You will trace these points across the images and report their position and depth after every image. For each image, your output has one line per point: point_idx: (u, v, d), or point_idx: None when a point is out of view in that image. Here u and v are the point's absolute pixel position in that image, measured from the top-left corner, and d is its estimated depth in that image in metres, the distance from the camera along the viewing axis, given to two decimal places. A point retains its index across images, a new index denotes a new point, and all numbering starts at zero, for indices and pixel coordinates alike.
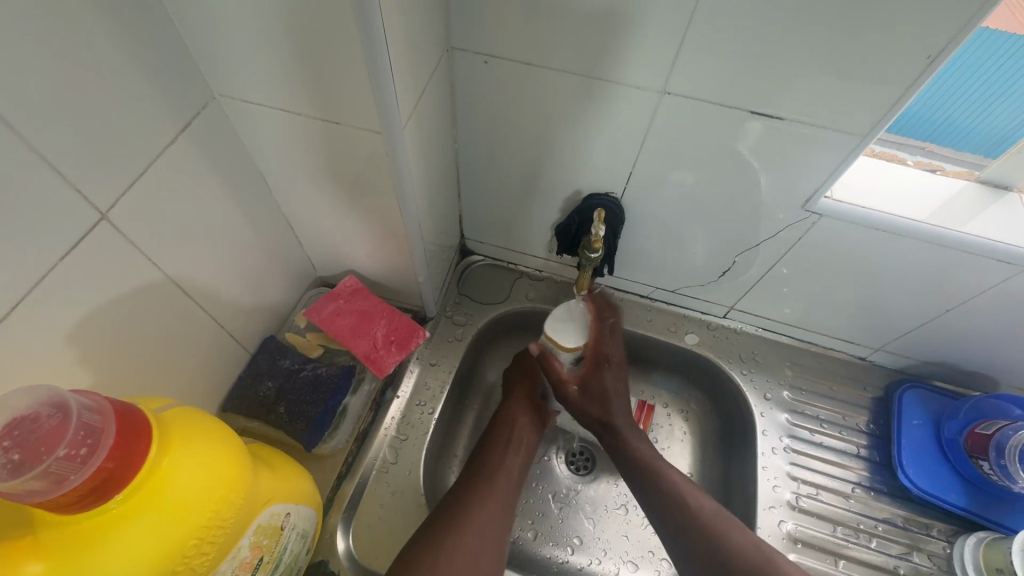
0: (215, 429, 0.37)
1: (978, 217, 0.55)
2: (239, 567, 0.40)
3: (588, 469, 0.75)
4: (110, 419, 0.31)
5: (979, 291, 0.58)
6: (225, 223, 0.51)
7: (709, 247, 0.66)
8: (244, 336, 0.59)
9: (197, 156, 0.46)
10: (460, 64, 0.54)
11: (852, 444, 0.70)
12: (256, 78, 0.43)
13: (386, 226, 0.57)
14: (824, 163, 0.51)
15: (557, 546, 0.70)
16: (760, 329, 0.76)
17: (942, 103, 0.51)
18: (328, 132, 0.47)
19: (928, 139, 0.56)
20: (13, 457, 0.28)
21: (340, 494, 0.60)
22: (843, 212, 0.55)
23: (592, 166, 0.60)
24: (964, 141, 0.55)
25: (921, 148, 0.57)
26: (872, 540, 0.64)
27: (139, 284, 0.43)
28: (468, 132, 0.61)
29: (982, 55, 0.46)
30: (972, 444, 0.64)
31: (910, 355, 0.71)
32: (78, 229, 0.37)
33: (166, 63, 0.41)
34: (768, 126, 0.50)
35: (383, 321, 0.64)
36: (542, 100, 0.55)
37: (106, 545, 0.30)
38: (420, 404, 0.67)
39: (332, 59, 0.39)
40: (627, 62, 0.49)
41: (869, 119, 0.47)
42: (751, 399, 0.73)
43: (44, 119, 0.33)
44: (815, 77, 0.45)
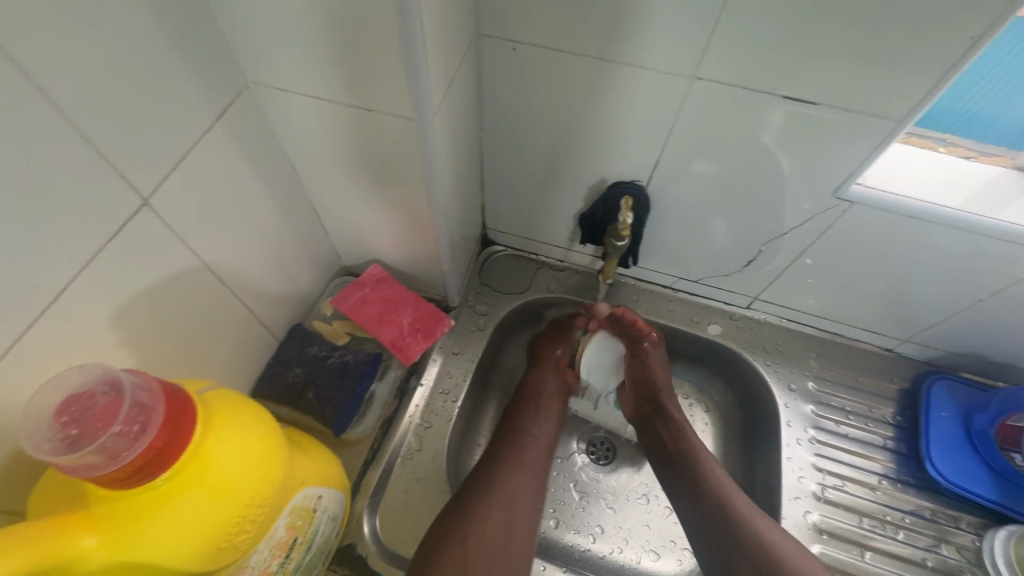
0: (255, 411, 0.38)
1: (1014, 204, 0.54)
2: (275, 546, 0.41)
3: (610, 458, 0.76)
4: (160, 398, 0.31)
5: (1015, 280, 0.57)
6: (257, 211, 0.52)
7: (735, 237, 0.65)
8: (273, 324, 0.60)
9: (230, 145, 0.46)
10: (487, 52, 0.54)
11: (878, 436, 0.69)
12: (289, 65, 0.43)
13: (413, 214, 0.57)
14: (858, 150, 0.50)
15: (579, 534, 0.70)
16: (784, 320, 0.76)
17: (975, 92, 0.50)
18: (359, 119, 0.47)
19: (951, 130, 0.54)
20: (71, 432, 0.29)
21: (367, 480, 0.60)
22: (875, 199, 0.54)
23: (618, 154, 0.60)
24: (990, 133, 0.53)
25: (945, 139, 0.55)
26: (899, 532, 0.64)
27: (175, 271, 0.44)
28: (493, 120, 0.61)
29: (1019, 43, 0.44)
30: (1004, 436, 0.63)
31: (939, 346, 0.70)
32: (120, 216, 0.38)
33: (202, 51, 0.41)
34: (801, 112, 0.49)
35: (408, 310, 0.65)
36: (570, 87, 0.54)
37: (155, 520, 0.31)
38: (444, 392, 0.67)
39: (366, 46, 0.40)
40: (658, 47, 0.48)
41: (908, 104, 0.45)
42: (775, 390, 0.72)
43: (89, 106, 0.33)
44: (852, 60, 0.44)
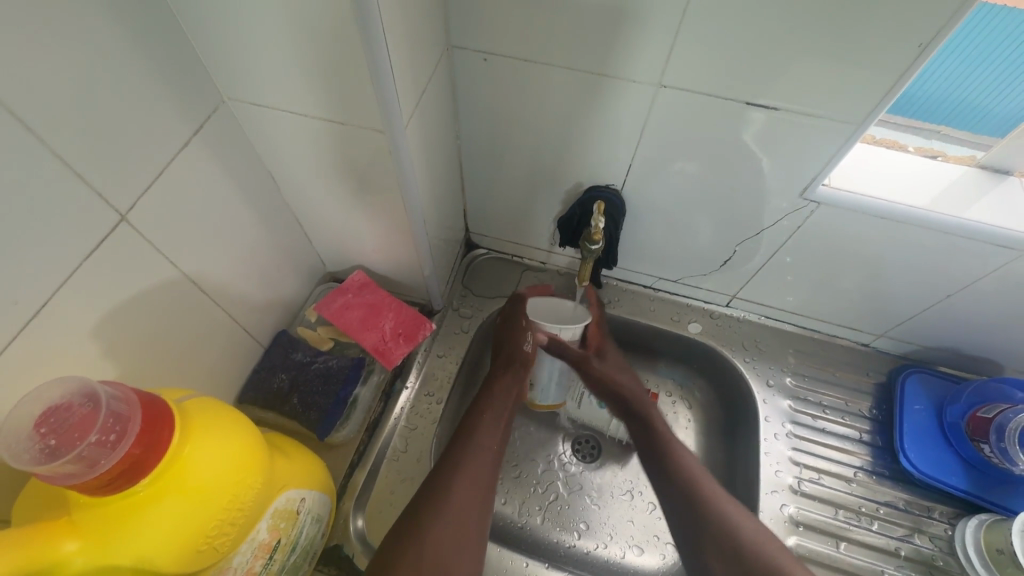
0: (233, 418, 0.39)
1: (978, 202, 0.55)
2: (258, 548, 0.42)
3: (594, 456, 0.77)
4: (136, 407, 0.33)
5: (980, 275, 0.58)
6: (237, 221, 0.53)
7: (709, 237, 0.67)
8: (258, 331, 0.61)
9: (209, 158, 0.48)
10: (460, 62, 0.55)
11: (855, 430, 0.71)
12: (263, 81, 0.45)
13: (392, 221, 0.59)
14: (821, 151, 0.52)
15: (564, 531, 0.71)
16: (763, 317, 0.77)
17: (951, 81, 0.50)
18: (333, 131, 0.48)
19: (944, 122, 0.55)
20: (49, 443, 0.30)
21: (353, 482, 0.62)
22: (842, 199, 0.56)
23: (592, 159, 0.61)
24: (982, 122, 0.54)
25: (936, 132, 0.56)
26: (874, 522, 0.65)
27: (158, 281, 0.45)
28: (469, 127, 0.63)
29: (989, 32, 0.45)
30: (973, 427, 0.65)
31: (912, 340, 0.71)
32: (101, 231, 0.39)
33: (178, 69, 0.42)
34: (765, 115, 0.51)
35: (391, 314, 0.66)
36: (541, 95, 0.56)
37: (135, 524, 0.32)
38: (428, 394, 0.69)
39: (334, 62, 0.41)
40: (622, 56, 0.50)
41: (864, 107, 0.47)
42: (754, 386, 0.74)
43: (66, 128, 0.35)
44: (807, 67, 0.46)
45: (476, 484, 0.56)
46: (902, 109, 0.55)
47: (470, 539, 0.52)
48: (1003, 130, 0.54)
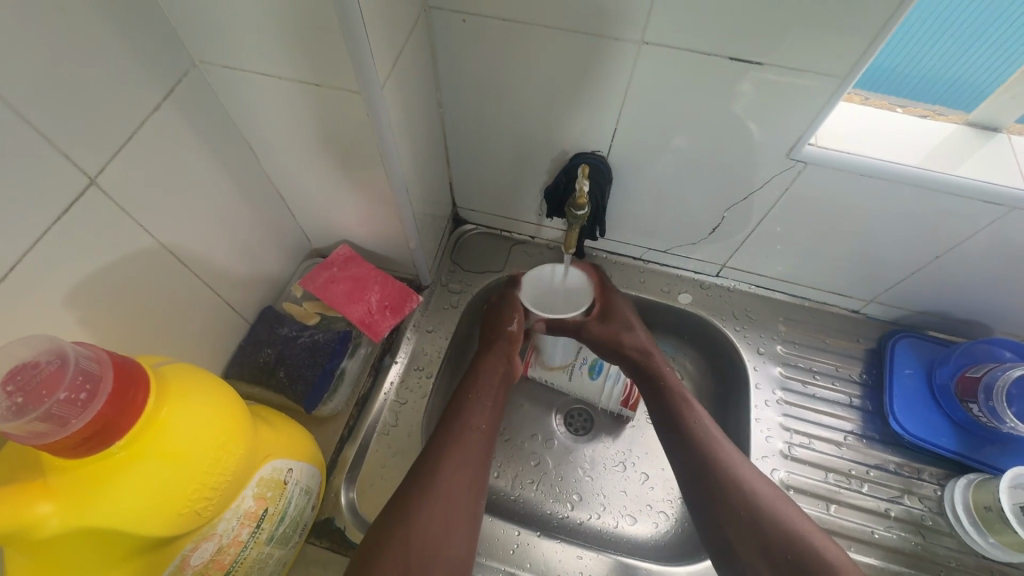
0: (213, 383, 0.39)
1: (968, 159, 0.54)
2: (244, 516, 0.42)
3: (587, 429, 0.77)
4: (108, 367, 0.32)
5: (970, 234, 0.58)
6: (214, 193, 0.52)
7: (698, 204, 0.66)
8: (242, 306, 0.60)
9: (182, 125, 0.46)
10: (439, 24, 0.54)
11: (845, 395, 0.71)
12: (233, 42, 0.43)
13: (374, 192, 0.58)
14: (807, 108, 0.51)
15: (556, 502, 0.72)
16: (753, 286, 0.77)
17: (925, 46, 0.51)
18: (308, 95, 0.47)
19: (935, 101, 0.57)
20: (16, 400, 0.29)
21: (343, 456, 0.61)
22: (829, 159, 0.55)
23: (577, 125, 0.60)
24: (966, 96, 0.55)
25: (930, 112, 0.58)
26: (864, 485, 0.66)
27: (133, 251, 0.44)
28: (452, 95, 0.61)
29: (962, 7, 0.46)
30: (962, 388, 0.65)
31: (903, 305, 0.71)
32: (70, 196, 0.38)
33: (142, 30, 0.41)
34: (750, 73, 0.49)
35: (377, 287, 0.65)
36: (522, 58, 0.54)
37: (112, 486, 0.32)
38: (418, 369, 0.68)
39: (304, 17, 0.40)
40: (604, 13, 0.48)
41: (850, 59, 0.46)
42: (744, 355, 0.74)
43: (24, 85, 0.34)
44: (792, 18, 0.44)
45: (464, 467, 0.56)
46: (894, 90, 0.56)
47: (458, 521, 0.52)
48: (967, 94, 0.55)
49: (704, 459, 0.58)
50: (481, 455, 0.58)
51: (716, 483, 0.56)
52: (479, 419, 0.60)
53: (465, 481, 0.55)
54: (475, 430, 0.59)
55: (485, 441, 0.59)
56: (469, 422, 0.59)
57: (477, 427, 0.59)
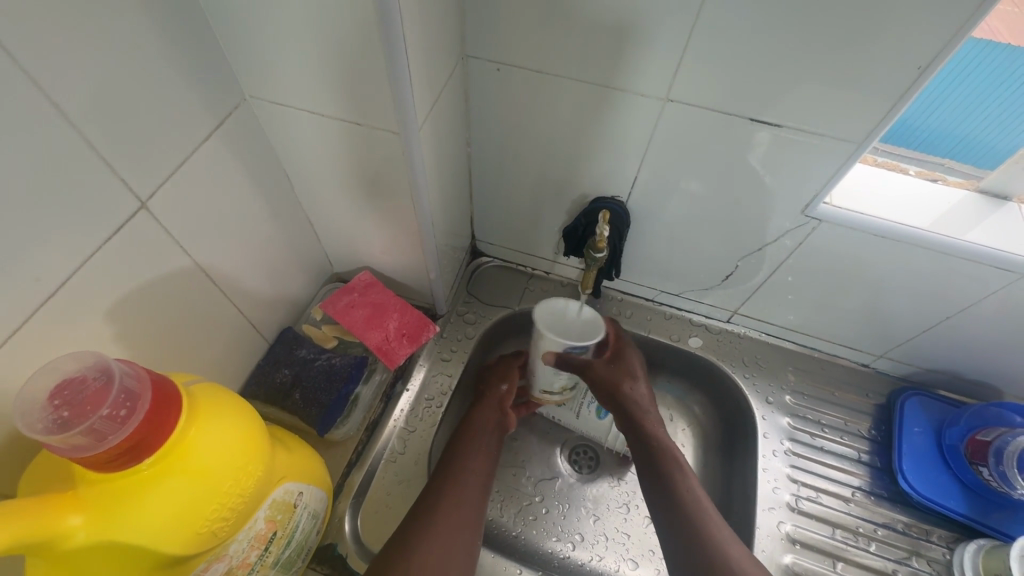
0: (238, 406, 0.40)
1: (980, 225, 0.56)
2: (254, 538, 0.42)
3: (592, 468, 0.77)
4: (147, 385, 0.34)
5: (981, 298, 0.59)
6: (251, 216, 0.54)
7: (713, 252, 0.68)
8: (263, 327, 0.62)
9: (228, 153, 0.49)
10: (474, 72, 0.57)
11: (854, 450, 0.71)
12: (285, 81, 0.47)
13: (401, 224, 0.60)
14: (822, 171, 0.53)
15: (558, 541, 0.71)
16: (763, 334, 0.78)
17: (949, 110, 0.53)
18: (348, 132, 0.50)
19: (947, 155, 0.58)
20: (62, 413, 0.31)
21: (350, 481, 0.62)
22: (842, 218, 0.57)
23: (599, 171, 0.63)
24: (983, 159, 0.56)
25: (942, 164, 0.59)
26: (871, 543, 0.65)
27: (172, 270, 0.46)
28: (480, 135, 0.64)
29: (991, 77, 0.49)
30: (972, 450, 0.65)
31: (913, 362, 0.71)
32: (121, 217, 0.41)
33: (204, 66, 0.44)
34: (771, 134, 0.52)
35: (395, 315, 0.67)
36: (551, 107, 0.57)
37: (139, 503, 0.33)
38: (428, 397, 0.69)
39: (353, 62, 0.42)
40: (632, 71, 0.51)
41: (865, 127, 0.48)
42: (753, 403, 0.74)
43: (96, 117, 0.37)
44: (808, 86, 0.47)
45: (461, 511, 0.55)
46: (902, 139, 0.57)
47: (456, 561, 0.52)
48: (1001, 162, 0.56)
49: (692, 523, 0.54)
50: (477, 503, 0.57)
51: (704, 551, 0.52)
52: (475, 462, 0.61)
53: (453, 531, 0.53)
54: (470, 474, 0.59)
55: (482, 486, 0.59)
56: (467, 469, 0.59)
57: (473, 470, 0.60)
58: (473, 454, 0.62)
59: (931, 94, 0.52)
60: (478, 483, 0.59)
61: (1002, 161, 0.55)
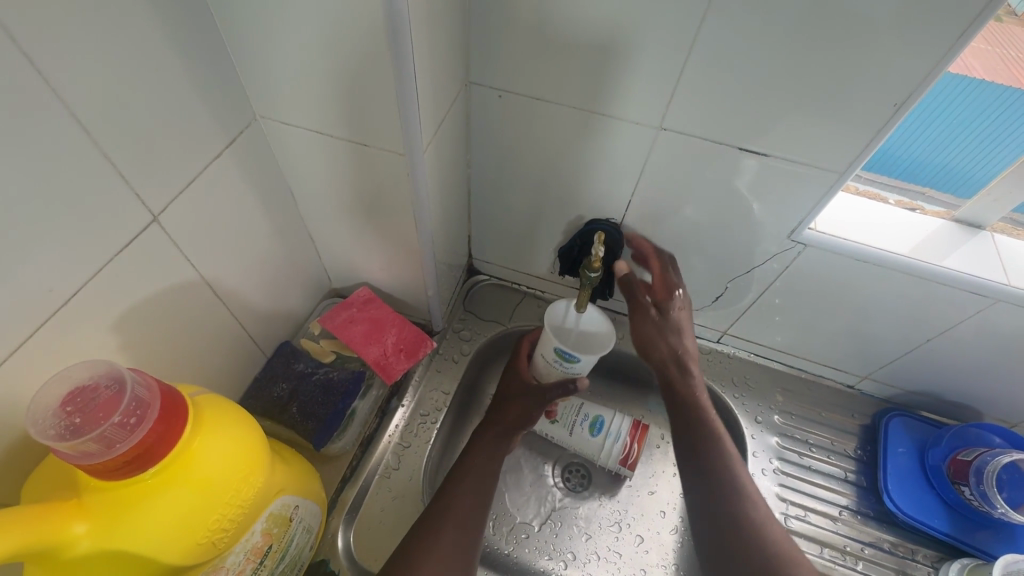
0: (239, 417, 0.40)
1: (957, 253, 0.59)
2: (250, 551, 0.42)
3: (584, 486, 0.77)
4: (157, 394, 0.34)
5: (959, 321, 0.61)
6: (255, 231, 0.55)
7: (704, 274, 0.70)
8: (262, 340, 0.62)
9: (235, 170, 0.51)
10: (476, 97, 0.59)
11: (841, 469, 0.72)
12: (295, 102, 0.48)
13: (401, 242, 0.61)
14: (805, 199, 0.56)
15: (550, 560, 0.71)
16: (752, 355, 0.80)
17: (927, 141, 0.56)
18: (354, 152, 0.51)
19: (927, 184, 0.61)
20: (73, 420, 0.32)
21: (343, 498, 0.62)
22: (826, 243, 0.59)
23: (594, 194, 0.65)
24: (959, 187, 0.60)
25: (921, 193, 0.62)
26: (858, 562, 0.66)
27: (178, 282, 0.47)
28: (479, 158, 0.66)
29: (967, 112, 0.52)
30: (954, 470, 0.67)
31: (895, 383, 0.74)
32: (133, 229, 0.42)
33: (218, 86, 0.46)
34: (758, 162, 0.54)
35: (393, 330, 0.68)
36: (550, 132, 0.60)
37: (142, 512, 0.33)
38: (423, 413, 0.70)
39: (365, 86, 0.44)
40: (627, 100, 0.54)
41: (845, 158, 0.51)
42: (743, 423, 0.75)
43: (115, 134, 0.38)
44: (792, 118, 0.50)
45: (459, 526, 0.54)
46: (883, 168, 0.61)
47: None
48: (980, 189, 0.59)
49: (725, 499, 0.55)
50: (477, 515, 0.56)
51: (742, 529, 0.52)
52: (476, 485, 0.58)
53: (456, 546, 0.52)
54: (469, 497, 0.56)
55: (478, 503, 0.57)
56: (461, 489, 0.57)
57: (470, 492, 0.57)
58: (473, 474, 0.59)
59: (911, 125, 0.55)
60: (476, 504, 0.56)
61: (979, 190, 0.59)
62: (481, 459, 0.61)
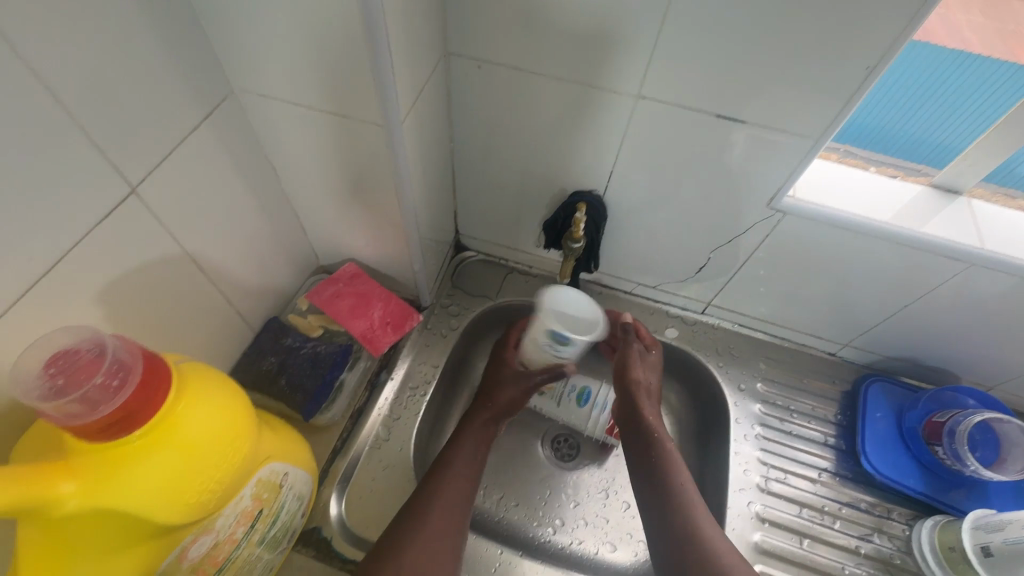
0: (224, 384, 0.41)
1: (936, 220, 0.59)
2: (240, 514, 0.44)
3: (572, 456, 0.79)
4: (139, 358, 0.35)
5: (935, 286, 0.63)
6: (238, 206, 0.56)
7: (688, 246, 0.71)
8: (249, 315, 0.63)
9: (215, 145, 0.51)
10: (456, 68, 0.59)
11: (821, 434, 0.74)
12: (271, 73, 0.48)
13: (385, 216, 0.62)
14: (782, 167, 0.56)
15: (539, 526, 0.73)
16: (736, 325, 0.81)
17: (885, 106, 0.56)
18: (332, 124, 0.51)
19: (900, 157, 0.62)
20: (57, 381, 0.33)
21: (334, 469, 0.63)
22: (804, 210, 0.60)
23: (577, 166, 0.65)
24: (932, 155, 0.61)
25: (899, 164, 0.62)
26: (836, 521, 0.68)
27: (161, 254, 0.48)
28: (462, 130, 0.66)
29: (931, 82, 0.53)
30: (929, 432, 0.69)
31: (875, 350, 0.75)
32: (113, 200, 0.42)
33: (193, 57, 0.46)
34: (737, 129, 0.55)
35: (380, 304, 0.69)
36: (531, 103, 0.60)
37: (129, 473, 0.34)
38: (412, 386, 0.71)
39: (338, 55, 0.44)
40: (606, 68, 0.54)
41: (821, 122, 0.51)
42: (725, 390, 0.77)
43: (90, 105, 0.38)
44: (769, 83, 0.50)
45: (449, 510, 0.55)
46: (858, 142, 0.61)
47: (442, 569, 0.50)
48: (953, 155, 0.60)
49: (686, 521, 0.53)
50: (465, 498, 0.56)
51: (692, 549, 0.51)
52: (467, 467, 0.59)
53: (447, 528, 0.53)
54: (461, 480, 0.57)
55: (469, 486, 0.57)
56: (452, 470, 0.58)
57: (461, 475, 0.58)
58: (463, 456, 0.60)
59: (871, 96, 0.55)
60: (468, 488, 0.57)
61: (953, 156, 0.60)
62: (471, 444, 0.61)
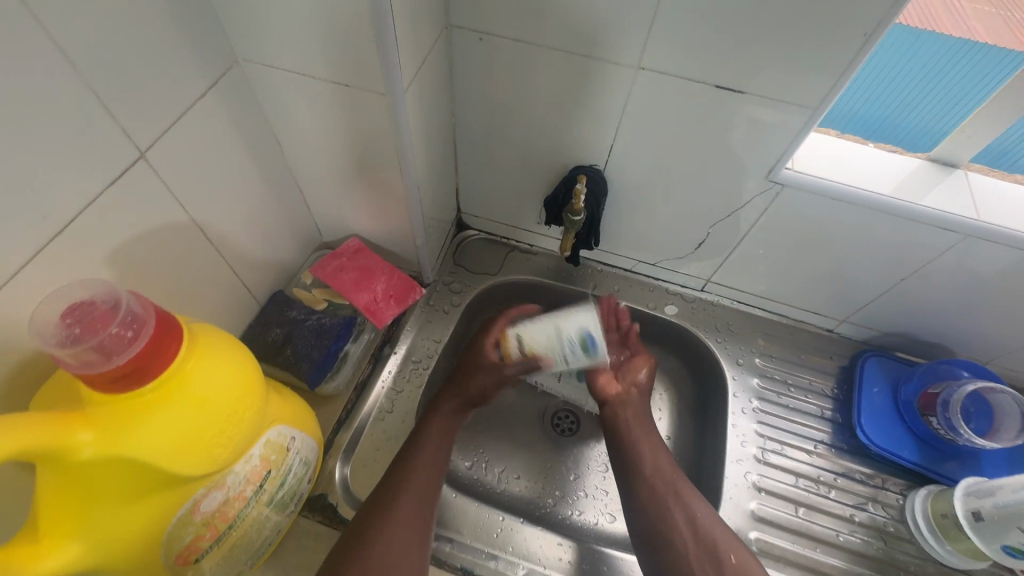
0: (233, 345, 0.42)
1: (936, 190, 0.60)
2: (249, 473, 0.45)
3: (573, 431, 0.80)
4: (152, 312, 0.36)
5: (932, 259, 0.63)
6: (242, 177, 0.56)
7: (687, 222, 0.71)
8: (254, 288, 0.64)
9: (220, 115, 0.51)
10: (458, 40, 0.59)
11: (818, 407, 0.75)
12: (274, 42, 0.49)
13: (387, 190, 0.62)
14: (780, 141, 0.57)
15: (540, 498, 0.74)
16: (735, 302, 0.82)
17: (868, 81, 0.57)
18: (334, 94, 0.52)
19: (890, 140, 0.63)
20: (74, 330, 0.34)
21: (338, 439, 0.65)
22: (804, 182, 0.60)
23: (578, 141, 0.66)
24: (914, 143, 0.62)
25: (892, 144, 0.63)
26: (831, 491, 0.69)
27: (168, 222, 0.49)
28: (464, 105, 0.67)
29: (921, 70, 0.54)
30: (923, 403, 0.70)
31: (872, 326, 0.76)
32: (120, 164, 0.43)
33: (197, 25, 0.46)
34: (736, 100, 0.55)
35: (383, 277, 0.70)
36: (533, 76, 0.60)
37: (142, 424, 0.35)
38: (415, 360, 0.72)
39: (340, 23, 0.45)
40: (606, 39, 0.54)
41: (820, 92, 0.52)
42: (724, 365, 0.78)
43: (96, 68, 0.38)
44: (769, 53, 0.50)
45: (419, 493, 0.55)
46: (849, 126, 0.63)
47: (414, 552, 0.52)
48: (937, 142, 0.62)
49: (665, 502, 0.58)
50: (434, 482, 0.57)
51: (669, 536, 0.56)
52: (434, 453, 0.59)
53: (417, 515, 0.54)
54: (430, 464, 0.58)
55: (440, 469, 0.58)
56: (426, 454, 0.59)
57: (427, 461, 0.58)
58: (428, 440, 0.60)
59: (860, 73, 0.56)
60: (435, 471, 0.58)
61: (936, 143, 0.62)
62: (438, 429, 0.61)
